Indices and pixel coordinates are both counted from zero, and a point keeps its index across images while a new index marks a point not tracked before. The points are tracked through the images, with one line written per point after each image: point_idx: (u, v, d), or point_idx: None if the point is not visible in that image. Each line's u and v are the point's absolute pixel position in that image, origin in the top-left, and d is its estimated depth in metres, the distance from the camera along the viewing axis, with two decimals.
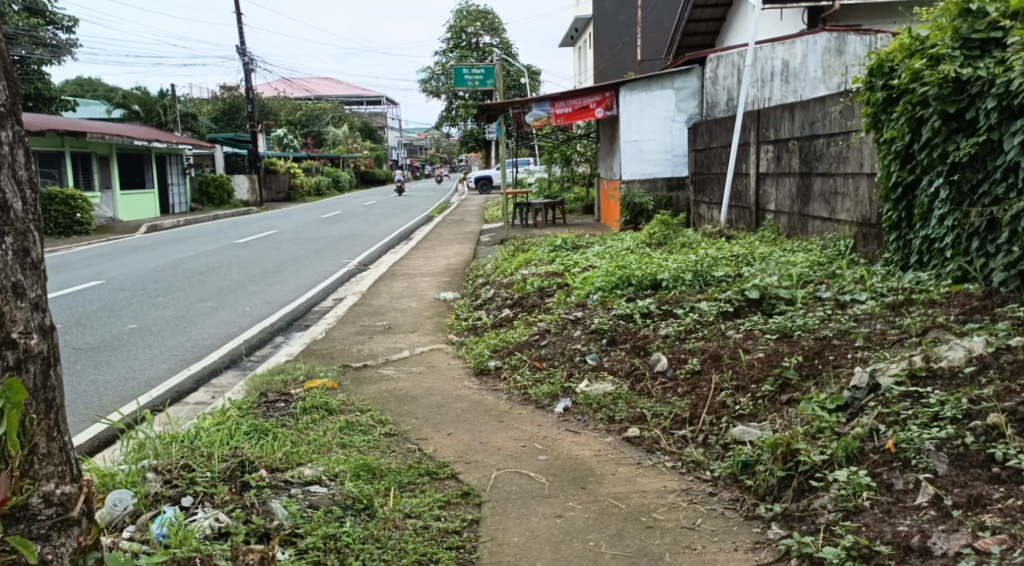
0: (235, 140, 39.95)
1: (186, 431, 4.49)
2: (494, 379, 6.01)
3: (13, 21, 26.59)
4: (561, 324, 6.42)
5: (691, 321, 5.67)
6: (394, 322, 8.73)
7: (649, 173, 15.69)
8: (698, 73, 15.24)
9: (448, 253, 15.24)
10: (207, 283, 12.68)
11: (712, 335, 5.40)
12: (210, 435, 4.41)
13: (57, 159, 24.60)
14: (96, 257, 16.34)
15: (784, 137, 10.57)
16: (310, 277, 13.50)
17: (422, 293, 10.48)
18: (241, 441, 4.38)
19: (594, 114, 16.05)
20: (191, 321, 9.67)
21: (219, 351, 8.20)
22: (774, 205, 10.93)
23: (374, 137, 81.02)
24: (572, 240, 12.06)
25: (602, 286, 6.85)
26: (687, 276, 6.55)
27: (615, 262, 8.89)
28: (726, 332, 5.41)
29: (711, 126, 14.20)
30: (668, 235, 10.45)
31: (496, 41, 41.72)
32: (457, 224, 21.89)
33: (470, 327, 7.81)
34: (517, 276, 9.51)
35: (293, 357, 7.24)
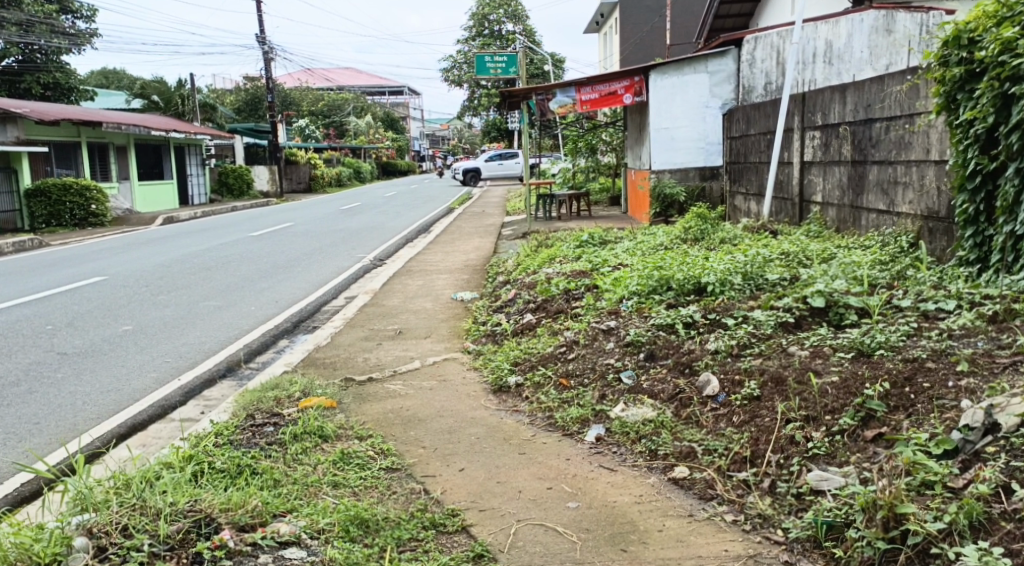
0: (255, 131, 39.48)
1: (140, 472, 3.76)
2: (514, 398, 5.25)
3: (29, 8, 26.44)
4: (591, 334, 5.63)
5: (744, 334, 4.87)
6: (406, 326, 7.99)
7: (681, 162, 14.90)
8: (734, 56, 14.39)
9: (468, 247, 14.48)
10: (213, 279, 11.98)
11: (771, 352, 4.60)
12: (170, 480, 3.66)
13: (73, 150, 24.08)
14: (102, 250, 15.68)
15: (833, 121, 9.70)
16: (322, 273, 12.79)
17: (439, 293, 9.74)
18: (205, 488, 3.65)
19: (622, 100, 15.13)
20: (192, 321, 8.96)
21: (216, 355, 7.46)
22: (821, 196, 10.08)
23: (397, 128, 80.36)
24: (600, 235, 11.24)
25: (638, 291, 6.07)
26: (736, 279, 5.73)
27: (649, 261, 8.08)
28: (788, 348, 4.60)
29: (748, 112, 13.37)
30: (705, 229, 9.61)
31: (519, 29, 40.90)
32: (478, 217, 21.11)
33: (489, 334, 7.04)
34: (540, 276, 8.72)
35: (294, 366, 6.49)
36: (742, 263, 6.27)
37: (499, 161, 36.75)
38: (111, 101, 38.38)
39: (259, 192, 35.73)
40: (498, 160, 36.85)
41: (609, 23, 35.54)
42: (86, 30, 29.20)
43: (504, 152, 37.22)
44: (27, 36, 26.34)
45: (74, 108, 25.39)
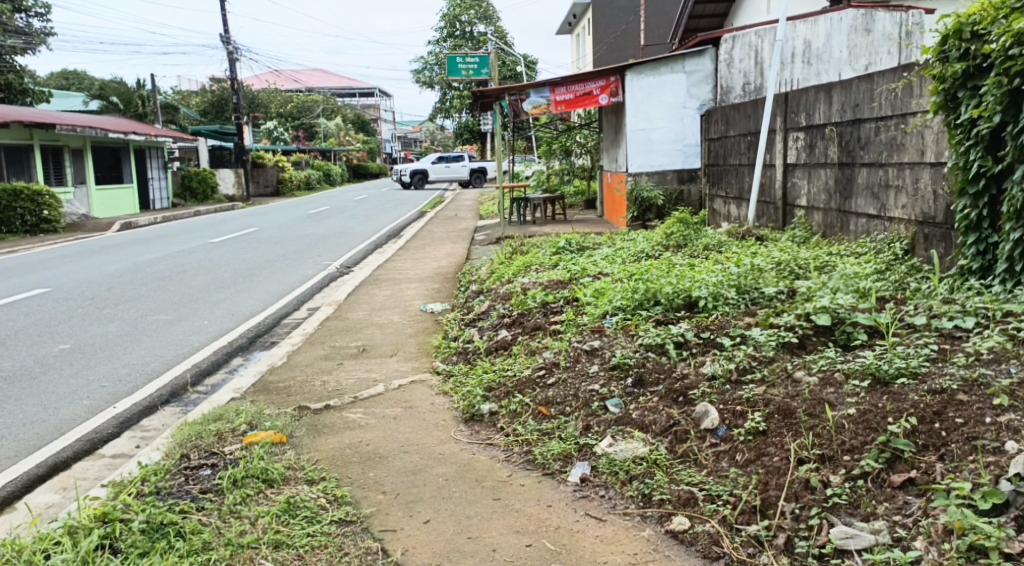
0: (220, 133, 38.64)
1: (34, 540, 3.40)
2: (488, 429, 4.71)
3: None
4: (573, 354, 5.11)
5: (743, 358, 4.35)
6: (371, 342, 7.42)
7: (658, 164, 14.46)
8: (712, 55, 13.93)
9: (438, 253, 13.93)
10: (167, 291, 11.36)
11: (776, 379, 4.09)
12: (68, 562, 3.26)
13: (26, 153, 23.27)
14: (53, 260, 14.97)
15: (819, 122, 9.24)
16: (285, 282, 12.18)
17: (408, 303, 9.19)
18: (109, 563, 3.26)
19: (597, 101, 14.61)
20: (139, 339, 8.36)
21: (161, 379, 6.87)
22: (805, 200, 9.63)
23: (367, 130, 79.50)
24: (577, 241, 10.74)
25: (622, 307, 5.55)
26: (729, 294, 5.23)
27: (628, 271, 7.58)
28: (794, 374, 4.08)
29: (727, 112, 12.93)
30: (688, 235, 9.13)
31: (491, 30, 40.38)
32: (450, 221, 20.54)
33: (460, 351, 6.49)
34: (515, 286, 8.20)
35: (243, 391, 5.90)
36: (732, 274, 5.76)
37: (446, 164, 35.90)
38: (69, 103, 37.36)
39: (225, 196, 34.92)
40: (445, 162, 36.04)
41: (582, 24, 35.08)
42: (42, 31, 28.31)
43: (451, 154, 36.40)
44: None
45: (29, 111, 24.57)
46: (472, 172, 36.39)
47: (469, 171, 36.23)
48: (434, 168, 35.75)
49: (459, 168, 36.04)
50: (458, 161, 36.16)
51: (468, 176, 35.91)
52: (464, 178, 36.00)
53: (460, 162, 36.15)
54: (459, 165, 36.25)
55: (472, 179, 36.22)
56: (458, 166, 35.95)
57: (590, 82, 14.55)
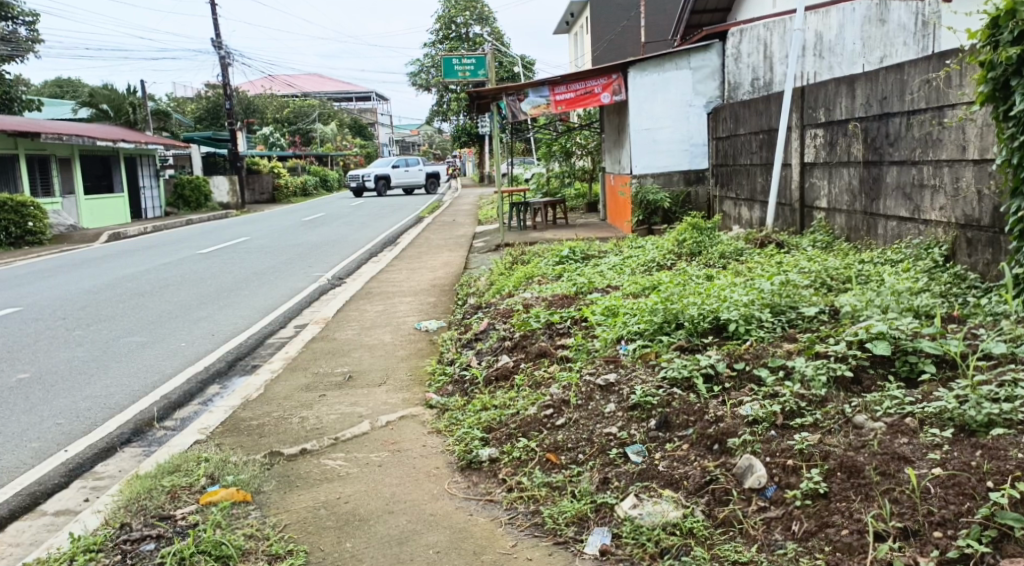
0: (214, 139, 38.01)
1: None
2: (487, 480, 4.05)
3: None
4: (585, 390, 4.40)
5: (791, 397, 3.66)
6: (359, 368, 6.76)
7: (664, 165, 13.74)
8: (718, 50, 13.28)
9: (434, 262, 13.26)
10: (146, 308, 10.71)
11: (834, 427, 3.44)
12: None
13: (11, 164, 22.63)
14: (32, 276, 14.34)
15: (840, 116, 8.56)
16: (273, 297, 11.51)
17: (401, 320, 8.53)
18: None
19: (598, 99, 13.79)
20: (108, 366, 7.72)
21: (127, 414, 6.27)
22: (826, 201, 8.94)
23: (364, 134, 78.81)
24: (581, 249, 10.10)
25: (641, 332, 4.86)
26: (761, 316, 4.53)
27: (637, 286, 6.92)
28: (858, 422, 3.43)
29: (736, 110, 12.27)
30: (701, 242, 8.48)
31: (486, 32, 39.76)
32: (447, 227, 19.88)
33: (457, 380, 5.81)
34: (515, 302, 7.53)
35: (210, 431, 5.27)
36: (760, 290, 5.08)
37: (406, 168, 34.63)
38: (60, 112, 36.71)
39: (219, 204, 34.24)
40: (405, 167, 34.75)
41: (579, 23, 34.39)
42: (30, 38, 27.62)
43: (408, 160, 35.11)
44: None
45: (15, 120, 23.93)
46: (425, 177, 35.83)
47: (424, 176, 35.68)
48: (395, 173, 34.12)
49: (416, 173, 35.13)
50: (416, 166, 35.32)
51: (423, 181, 35.21)
52: (421, 184, 35.06)
53: (416, 168, 35.23)
54: (416, 171, 35.38)
55: (427, 183, 35.84)
56: (416, 172, 35.02)
57: (592, 79, 13.68)
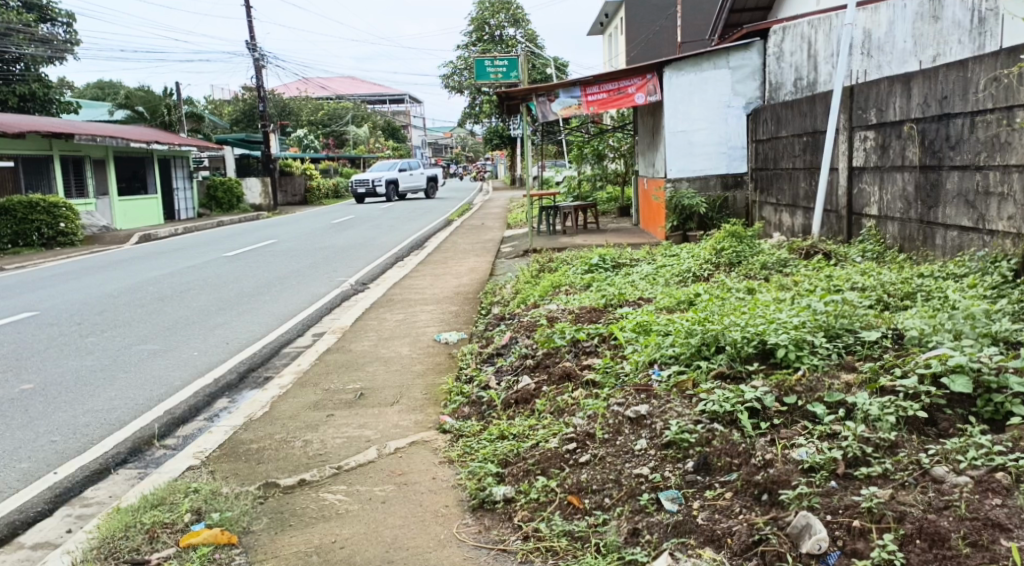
0: (247, 141, 37.95)
1: None
2: (501, 524, 3.57)
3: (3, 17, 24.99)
4: (613, 423, 3.90)
5: (857, 444, 3.20)
6: (372, 384, 6.33)
7: (700, 169, 13.18)
8: (759, 49, 12.76)
9: (461, 268, 12.82)
10: (163, 313, 10.37)
11: (913, 484, 3.01)
12: None
13: (45, 165, 22.56)
14: (54, 278, 14.10)
15: (894, 117, 7.98)
16: (294, 302, 11.14)
17: (421, 331, 8.08)
18: None
19: (633, 99, 13.26)
20: (116, 376, 7.36)
21: (126, 430, 5.86)
22: (876, 208, 8.37)
23: (397, 136, 78.72)
24: (612, 257, 9.57)
25: (677, 358, 4.35)
26: (814, 340, 4.01)
27: (672, 299, 6.39)
28: (940, 478, 3.01)
29: (778, 111, 11.71)
30: (742, 251, 7.93)
31: (520, 33, 39.31)
32: (477, 230, 19.44)
33: (474, 402, 5.34)
34: (539, 315, 7.05)
35: (205, 457, 4.82)
36: (811, 309, 4.55)
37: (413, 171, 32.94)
38: (96, 113, 36.81)
39: (251, 205, 34.11)
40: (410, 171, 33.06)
41: (614, 24, 33.85)
42: (68, 39, 27.65)
43: (410, 163, 33.46)
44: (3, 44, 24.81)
45: (49, 121, 23.89)
46: (425, 180, 34.48)
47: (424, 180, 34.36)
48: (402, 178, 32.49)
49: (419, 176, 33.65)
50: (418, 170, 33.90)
51: (426, 185, 33.90)
52: (424, 188, 33.68)
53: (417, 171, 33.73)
54: (418, 174, 33.93)
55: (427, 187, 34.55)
56: (420, 176, 33.62)
57: (625, 79, 13.23)
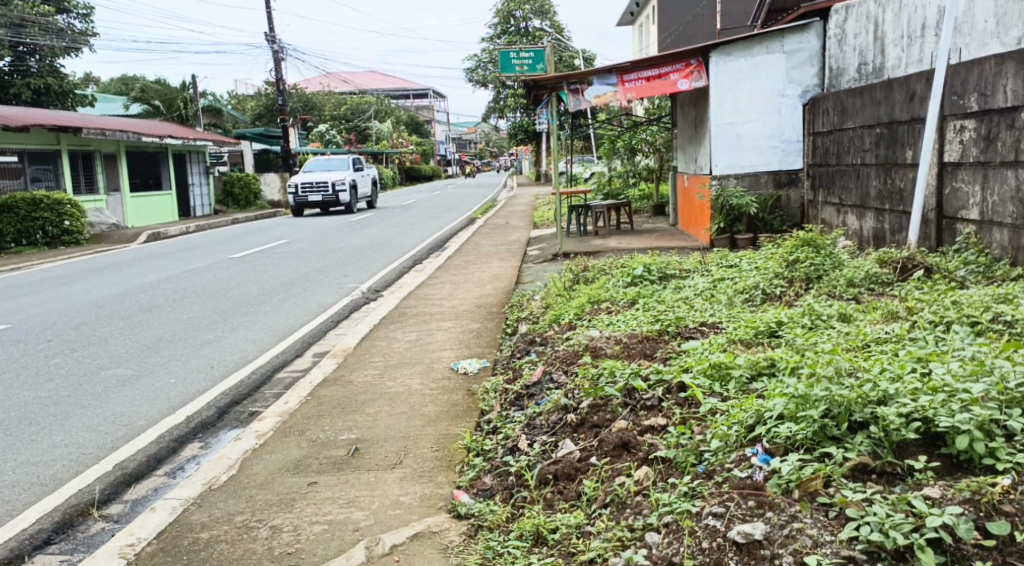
0: (265, 136, 36.87)
1: None
2: None
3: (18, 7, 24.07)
4: (709, 548, 2.92)
5: None
6: (372, 430, 5.12)
7: (750, 165, 11.84)
8: (819, 30, 11.37)
9: (483, 274, 11.60)
10: (148, 327, 9.23)
11: None
12: None
13: (53, 160, 21.59)
14: (43, 282, 13.00)
15: (1003, 101, 6.58)
16: (296, 314, 9.95)
17: (436, 358, 6.81)
18: None
19: (677, 85, 11.75)
20: (71, 413, 6.19)
21: (59, 496, 4.76)
22: (977, 211, 7.00)
23: (421, 132, 77.32)
24: (659, 266, 8.25)
25: (795, 443, 3.25)
26: (1004, 428, 3.06)
27: (745, 329, 5.13)
28: None
29: (842, 100, 10.36)
30: (818, 263, 6.62)
31: (547, 25, 37.97)
32: (502, 230, 18.23)
33: (497, 471, 4.11)
34: (579, 343, 5.84)
35: (133, 555, 3.74)
36: (994, 375, 3.34)
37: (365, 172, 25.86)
38: (112, 107, 35.83)
39: (269, 202, 32.99)
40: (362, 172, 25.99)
41: (645, 14, 32.44)
42: (85, 32, 26.79)
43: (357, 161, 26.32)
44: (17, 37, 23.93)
45: (60, 114, 22.92)
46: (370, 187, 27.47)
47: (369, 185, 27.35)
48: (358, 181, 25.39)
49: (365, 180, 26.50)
50: (366, 171, 26.91)
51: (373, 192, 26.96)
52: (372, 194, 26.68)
53: (363, 173, 26.60)
54: (366, 178, 26.86)
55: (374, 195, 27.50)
56: (369, 180, 26.68)
57: (666, 64, 11.75)
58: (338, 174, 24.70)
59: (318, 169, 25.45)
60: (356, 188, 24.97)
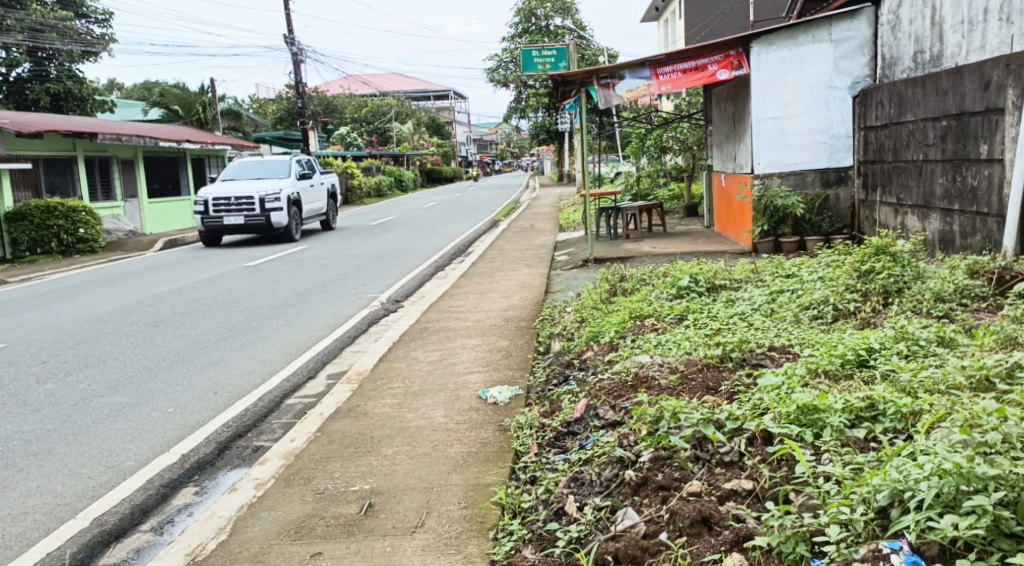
0: (285, 139, 36.25)
1: None
2: None
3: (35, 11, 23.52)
4: None
5: None
6: (389, 478, 4.37)
7: (795, 162, 11.00)
8: (870, 16, 10.51)
9: (511, 283, 10.84)
10: (151, 345, 8.55)
11: None
12: None
13: (68, 166, 21.04)
14: (48, 294, 12.37)
15: None
16: (312, 328, 9.26)
17: (461, 384, 6.05)
18: None
19: (716, 77, 10.83)
20: (53, 451, 5.46)
21: (25, 562, 4.05)
22: None
23: (442, 133, 76.65)
24: (706, 275, 7.44)
25: (955, 542, 2.56)
26: None
27: (824, 356, 4.36)
28: None
29: (900, 89, 9.50)
30: (896, 277, 5.82)
31: (569, 24, 37.14)
32: (527, 233, 17.47)
33: (544, 542, 3.38)
34: (626, 371, 5.06)
35: None
36: None
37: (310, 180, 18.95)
38: (131, 112, 35.38)
39: None
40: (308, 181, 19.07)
41: (670, 9, 31.54)
42: (104, 36, 26.28)
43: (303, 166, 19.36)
44: (35, 41, 23.39)
45: (76, 119, 22.40)
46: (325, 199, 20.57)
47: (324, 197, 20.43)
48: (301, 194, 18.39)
49: (314, 192, 19.58)
50: (317, 178, 20.00)
51: (326, 208, 20.12)
52: (323, 209, 19.76)
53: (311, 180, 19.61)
54: (316, 188, 19.93)
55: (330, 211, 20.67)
56: (320, 190, 19.72)
57: (702, 56, 10.87)
58: (270, 184, 17.57)
59: (243, 177, 18.04)
60: (298, 204, 17.89)
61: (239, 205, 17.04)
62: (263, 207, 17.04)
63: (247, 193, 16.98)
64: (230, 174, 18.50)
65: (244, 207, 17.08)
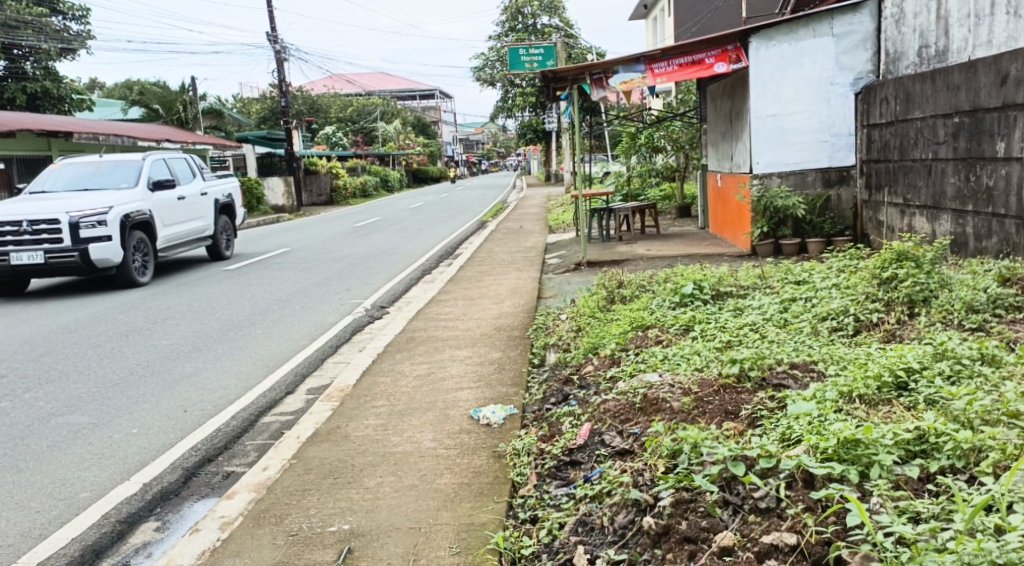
0: (268, 139, 35.56)
1: None
2: None
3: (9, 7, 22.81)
4: None
5: None
6: (372, 515, 3.88)
7: (796, 162, 10.58)
8: (873, 10, 10.05)
9: (501, 288, 10.36)
10: (119, 356, 8.04)
11: None
12: None
13: (42, 166, 20.40)
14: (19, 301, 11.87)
15: None
16: (291, 337, 8.77)
17: (451, 403, 5.57)
18: None
19: (712, 71, 10.39)
20: (1, 481, 4.95)
21: None
22: None
23: (428, 133, 76.04)
24: (710, 281, 6.97)
25: None
26: None
27: (856, 377, 3.94)
28: None
29: (905, 86, 9.09)
30: (924, 286, 5.37)
31: (556, 22, 36.66)
32: (517, 235, 16.97)
33: None
34: (633, 392, 4.60)
35: None
36: None
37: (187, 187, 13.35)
38: (111, 111, 34.66)
39: (273, 207, 31.23)
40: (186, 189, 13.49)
41: (659, 7, 31.14)
42: (81, 33, 25.64)
43: (178, 166, 13.70)
44: (9, 38, 22.69)
45: (51, 118, 21.76)
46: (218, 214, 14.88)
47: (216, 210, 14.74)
48: (170, 207, 12.69)
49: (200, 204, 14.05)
50: (201, 183, 14.29)
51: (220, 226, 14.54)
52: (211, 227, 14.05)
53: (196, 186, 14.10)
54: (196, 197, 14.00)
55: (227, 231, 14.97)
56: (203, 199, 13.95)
57: (697, 51, 10.41)
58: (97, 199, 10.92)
59: (66, 186, 11.96)
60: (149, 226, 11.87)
61: (36, 235, 9.92)
62: (74, 237, 9.91)
63: (47, 213, 9.89)
64: (49, 181, 12.21)
65: (43, 237, 9.96)
